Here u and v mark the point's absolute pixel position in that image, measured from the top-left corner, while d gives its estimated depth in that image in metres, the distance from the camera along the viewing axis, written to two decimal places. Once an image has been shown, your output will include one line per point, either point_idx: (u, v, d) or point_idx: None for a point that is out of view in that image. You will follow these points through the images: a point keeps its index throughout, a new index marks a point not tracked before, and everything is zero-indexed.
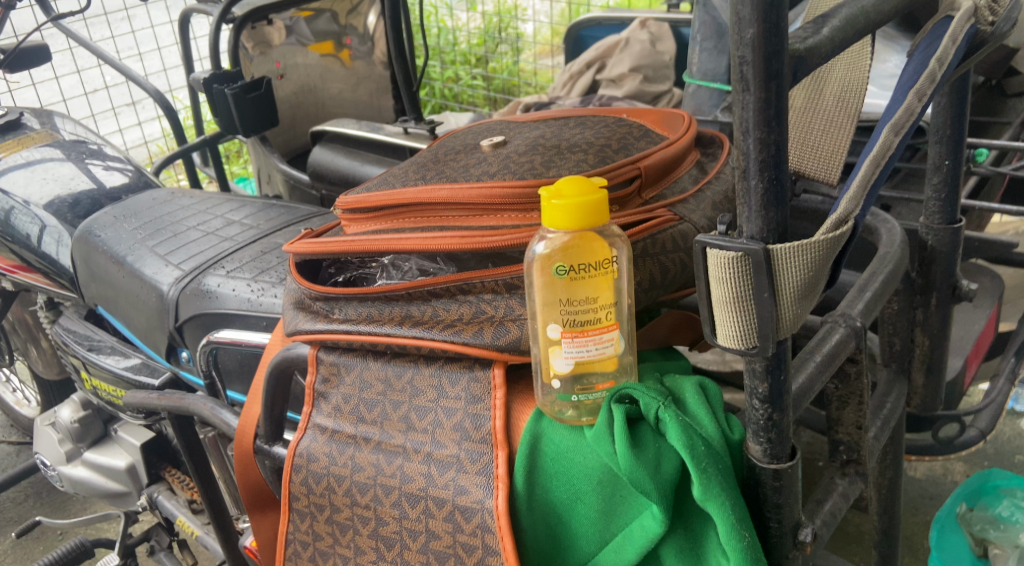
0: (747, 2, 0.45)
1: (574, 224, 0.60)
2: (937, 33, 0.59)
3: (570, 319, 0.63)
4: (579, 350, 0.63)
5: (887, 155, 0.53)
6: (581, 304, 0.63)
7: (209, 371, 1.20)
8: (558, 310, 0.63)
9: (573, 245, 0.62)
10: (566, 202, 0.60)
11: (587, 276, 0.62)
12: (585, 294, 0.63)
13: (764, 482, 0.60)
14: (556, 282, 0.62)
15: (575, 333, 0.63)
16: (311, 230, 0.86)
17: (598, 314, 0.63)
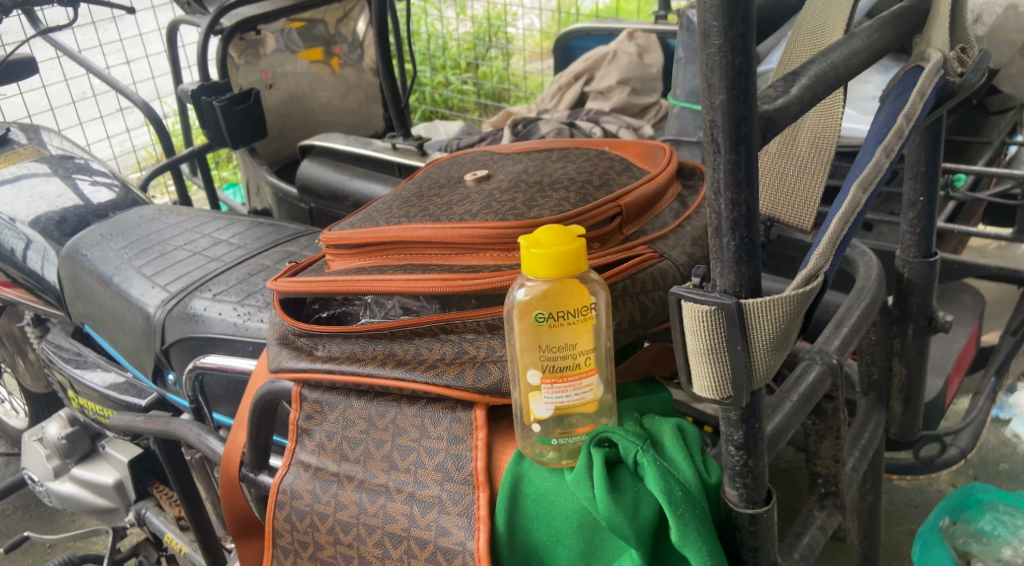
0: (717, 69, 0.47)
1: (553, 272, 0.62)
2: (908, 83, 0.64)
3: (550, 364, 0.64)
4: (559, 395, 0.64)
5: (857, 211, 0.57)
6: (560, 349, 0.64)
7: (196, 397, 1.20)
8: (538, 356, 0.64)
9: (552, 292, 0.64)
10: (545, 250, 0.61)
11: (567, 322, 0.64)
12: (565, 340, 0.64)
13: (740, 526, 0.62)
14: (536, 328, 0.64)
15: (554, 378, 0.64)
16: (295, 264, 0.87)
17: (576, 359, 0.64)
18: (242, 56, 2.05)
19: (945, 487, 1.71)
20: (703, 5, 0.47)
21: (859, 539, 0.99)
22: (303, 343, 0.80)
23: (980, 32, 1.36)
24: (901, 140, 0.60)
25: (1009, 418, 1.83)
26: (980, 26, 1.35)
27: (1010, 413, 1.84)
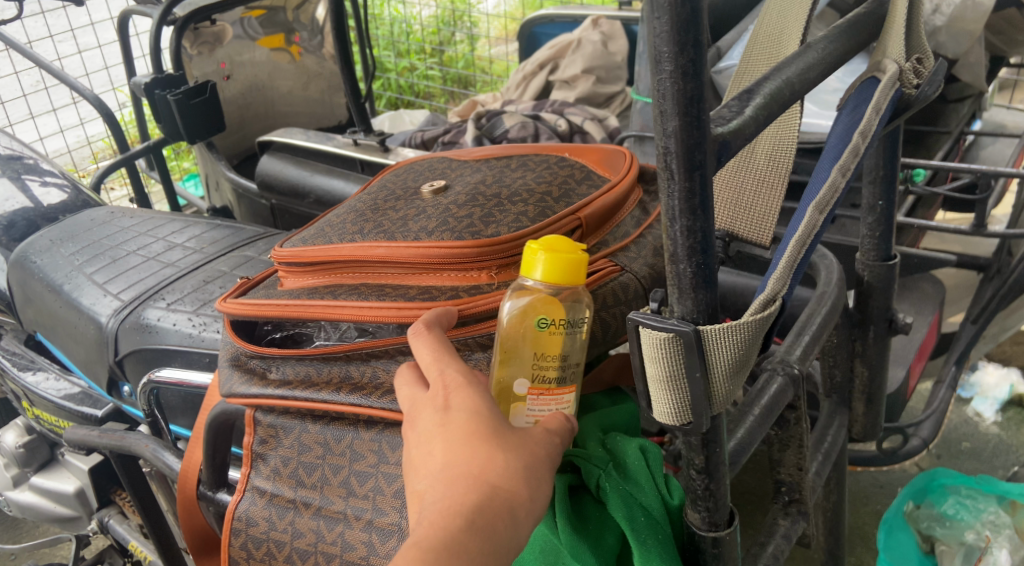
0: (669, 97, 0.47)
1: (562, 279, 0.62)
2: (865, 95, 0.67)
3: (541, 376, 0.64)
4: (540, 408, 0.65)
5: (812, 232, 0.58)
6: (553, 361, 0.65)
7: (151, 410, 1.14)
8: (533, 364, 0.64)
9: (554, 301, 0.64)
10: (557, 258, 0.62)
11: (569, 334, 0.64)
12: (556, 352, 0.64)
13: (703, 549, 0.62)
14: (540, 333, 0.64)
15: (546, 387, 0.65)
16: (248, 281, 0.86)
17: (565, 373, 0.65)
18: (195, 47, 1.98)
19: (909, 468, 1.71)
20: (652, 30, 0.46)
21: (823, 537, 0.99)
22: (256, 364, 0.78)
23: (939, 22, 1.35)
24: (856, 158, 0.61)
25: (971, 396, 1.85)
26: (939, 16, 1.35)
27: (972, 391, 1.85)
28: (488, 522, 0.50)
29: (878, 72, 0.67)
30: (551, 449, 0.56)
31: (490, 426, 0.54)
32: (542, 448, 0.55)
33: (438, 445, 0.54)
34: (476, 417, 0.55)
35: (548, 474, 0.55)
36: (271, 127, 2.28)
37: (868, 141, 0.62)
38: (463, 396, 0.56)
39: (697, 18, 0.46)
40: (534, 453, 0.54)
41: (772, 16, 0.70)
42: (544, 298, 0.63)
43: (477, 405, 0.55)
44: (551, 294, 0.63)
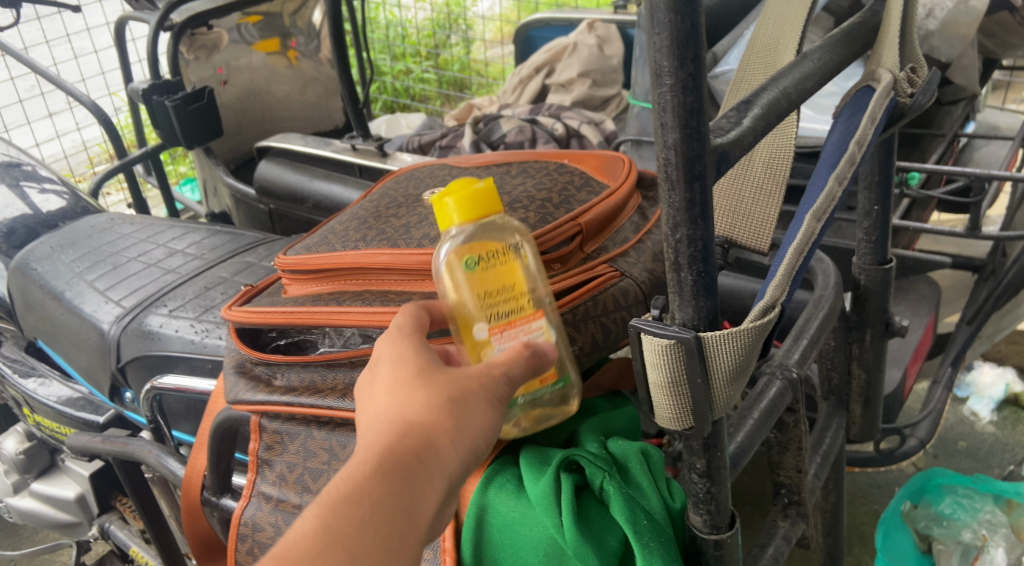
0: (669, 109, 0.48)
1: (475, 215, 0.64)
2: (860, 103, 0.68)
3: (494, 314, 0.65)
4: (510, 343, 0.65)
5: (811, 241, 0.59)
6: (500, 294, 0.65)
7: (154, 417, 1.16)
8: (479, 308, 0.64)
9: (475, 238, 0.65)
10: (461, 197, 0.64)
11: (501, 266, 0.65)
12: (500, 286, 0.65)
13: (705, 552, 0.63)
14: (471, 278, 0.64)
15: (502, 323, 0.65)
16: (252, 288, 0.86)
17: (519, 303, 0.65)
18: (191, 52, 1.98)
19: (907, 469, 1.72)
20: (653, 45, 0.47)
21: (822, 537, 1.00)
22: (260, 371, 0.79)
23: (932, 26, 1.37)
24: (853, 167, 0.62)
25: (967, 396, 1.86)
26: (931, 20, 1.36)
27: (968, 391, 1.87)
28: (408, 457, 0.54)
29: (873, 81, 0.68)
30: (486, 381, 0.59)
31: (417, 370, 0.58)
32: (475, 383, 0.58)
33: (372, 397, 0.58)
34: (405, 364, 0.59)
35: (480, 408, 0.58)
36: (269, 132, 2.29)
37: (864, 149, 0.63)
38: (398, 349, 0.60)
39: (696, 33, 0.47)
40: (461, 387, 0.58)
41: (769, 25, 0.71)
42: (462, 244, 0.64)
43: (401, 355, 0.60)
44: (472, 237, 0.64)
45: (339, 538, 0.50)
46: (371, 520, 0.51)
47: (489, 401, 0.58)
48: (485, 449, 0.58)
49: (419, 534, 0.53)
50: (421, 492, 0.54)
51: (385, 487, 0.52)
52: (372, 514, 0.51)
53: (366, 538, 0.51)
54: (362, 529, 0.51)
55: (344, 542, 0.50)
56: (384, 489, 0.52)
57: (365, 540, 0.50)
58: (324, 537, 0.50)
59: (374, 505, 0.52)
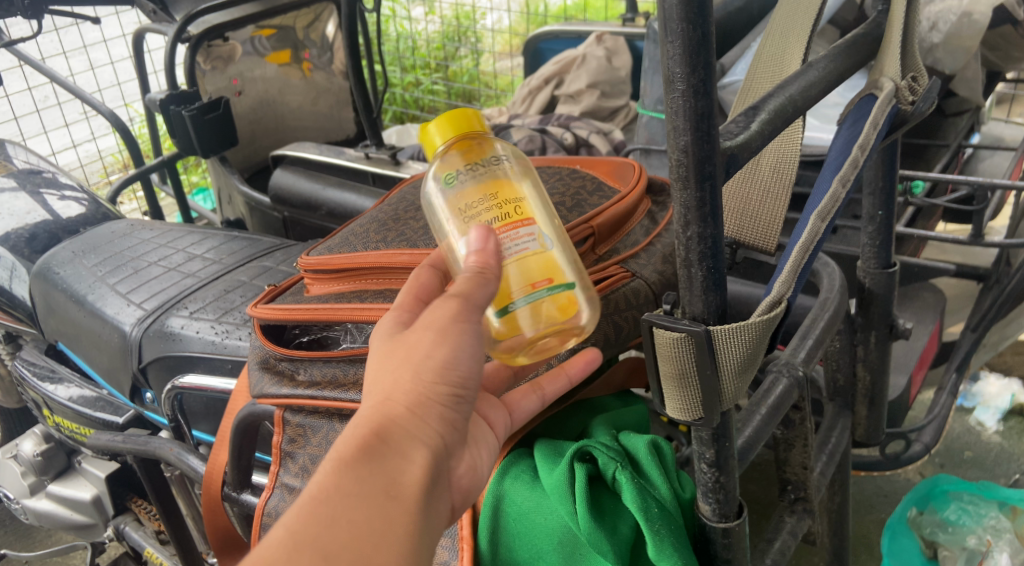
0: (681, 114, 0.51)
1: (459, 133, 0.71)
2: (863, 110, 0.71)
3: (476, 226, 0.67)
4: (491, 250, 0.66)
5: (816, 239, 0.62)
6: (480, 202, 0.68)
7: (175, 415, 1.22)
8: (463, 223, 0.68)
9: (461, 154, 0.71)
10: (445, 121, 0.72)
11: (485, 174, 0.69)
12: (485, 194, 0.68)
13: (714, 539, 0.66)
14: (456, 187, 0.69)
15: (485, 231, 0.67)
16: (275, 287, 0.90)
17: (501, 211, 0.67)
18: (208, 63, 2.02)
19: (912, 476, 1.74)
20: (666, 53, 0.50)
21: (828, 537, 1.02)
22: (284, 367, 0.82)
23: (935, 39, 1.40)
24: (856, 170, 0.65)
25: (973, 406, 1.87)
26: (935, 33, 1.40)
27: (974, 401, 1.87)
28: (372, 439, 0.56)
29: (876, 90, 0.71)
30: (433, 331, 0.61)
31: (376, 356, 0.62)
32: (424, 345, 0.61)
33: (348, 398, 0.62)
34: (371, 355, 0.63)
35: (433, 367, 0.59)
36: (282, 141, 2.32)
37: (868, 153, 0.66)
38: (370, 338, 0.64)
39: (706, 41, 0.50)
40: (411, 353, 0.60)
41: (775, 36, 0.74)
42: (448, 162, 0.71)
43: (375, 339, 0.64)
44: (456, 155, 0.71)
45: (313, 535, 0.51)
46: (344, 511, 0.53)
47: (445, 358, 0.60)
48: (450, 404, 0.60)
49: (401, 509, 0.54)
50: (392, 471, 0.55)
51: (355, 468, 0.54)
52: (346, 506, 0.53)
53: (342, 529, 0.52)
54: (336, 521, 0.52)
55: (318, 537, 0.51)
56: (353, 476, 0.54)
57: (342, 531, 0.52)
58: (297, 537, 0.51)
59: (345, 496, 0.53)
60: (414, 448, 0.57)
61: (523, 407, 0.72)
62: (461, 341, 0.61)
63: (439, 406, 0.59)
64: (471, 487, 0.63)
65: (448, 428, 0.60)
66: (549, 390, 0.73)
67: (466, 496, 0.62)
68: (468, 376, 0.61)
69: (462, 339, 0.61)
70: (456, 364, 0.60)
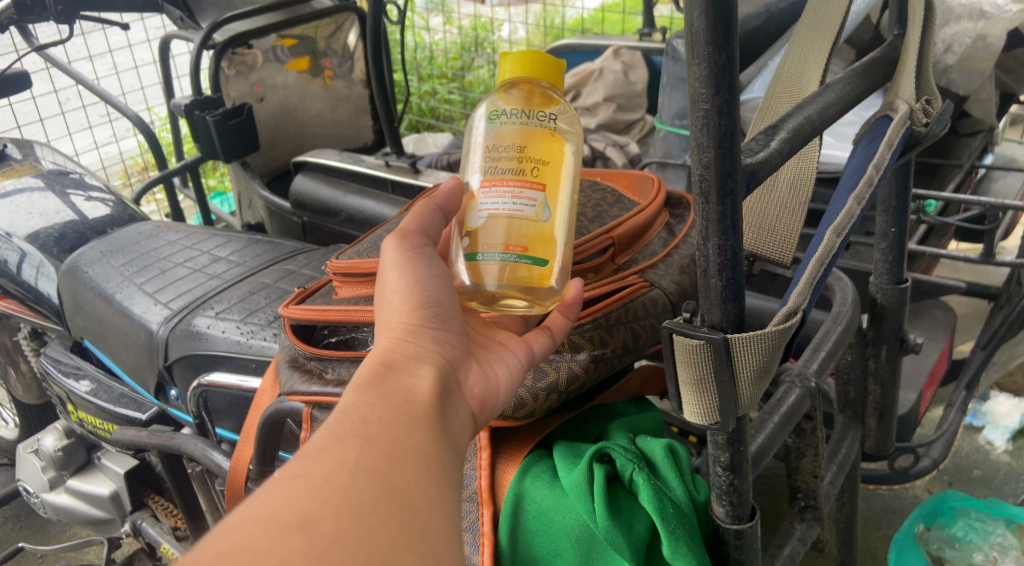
0: (704, 132, 0.54)
1: (529, 72, 0.75)
2: (879, 130, 0.74)
3: (493, 170, 0.72)
4: (492, 197, 0.71)
5: (831, 253, 0.64)
6: (508, 149, 0.72)
7: (200, 412, 1.25)
8: (485, 160, 0.73)
9: (517, 92, 0.75)
10: (524, 55, 0.75)
11: (525, 127, 0.73)
12: (513, 143, 0.72)
13: (727, 540, 0.69)
14: (492, 130, 0.74)
15: (498, 177, 0.71)
16: (304, 288, 0.94)
17: (519, 168, 0.71)
18: (232, 68, 2.04)
19: (920, 493, 1.75)
20: (692, 74, 0.53)
21: (837, 547, 1.04)
22: (313, 366, 0.87)
23: (950, 61, 1.44)
24: (870, 188, 0.68)
25: (982, 425, 1.88)
26: (950, 55, 1.43)
27: (983, 420, 1.89)
28: (377, 367, 0.61)
29: (891, 111, 0.74)
30: (393, 269, 0.69)
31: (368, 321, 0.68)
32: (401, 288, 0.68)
33: None
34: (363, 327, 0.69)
35: (404, 297, 0.67)
36: (302, 147, 2.36)
37: (882, 172, 0.69)
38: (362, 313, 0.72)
39: (731, 64, 0.52)
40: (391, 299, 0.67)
41: (794, 58, 0.77)
42: (505, 97, 0.75)
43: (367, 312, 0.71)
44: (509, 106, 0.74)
45: (353, 431, 0.55)
46: (370, 415, 0.57)
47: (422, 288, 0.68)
48: (435, 328, 0.67)
49: (420, 408, 0.59)
50: (404, 386, 0.60)
51: (370, 389, 0.59)
52: (373, 413, 0.57)
53: (374, 426, 0.56)
54: (367, 422, 0.56)
55: (358, 436, 0.55)
56: (371, 393, 0.59)
57: (375, 425, 0.55)
58: (337, 439, 0.54)
59: (371, 406, 0.57)
60: (415, 365, 0.63)
61: (539, 343, 0.74)
62: (432, 276, 0.69)
63: (425, 328, 0.66)
64: (486, 395, 0.68)
65: (439, 344, 0.66)
66: (558, 330, 0.75)
67: (483, 403, 0.67)
68: (436, 294, 0.68)
69: (418, 265, 0.69)
70: (424, 288, 0.68)
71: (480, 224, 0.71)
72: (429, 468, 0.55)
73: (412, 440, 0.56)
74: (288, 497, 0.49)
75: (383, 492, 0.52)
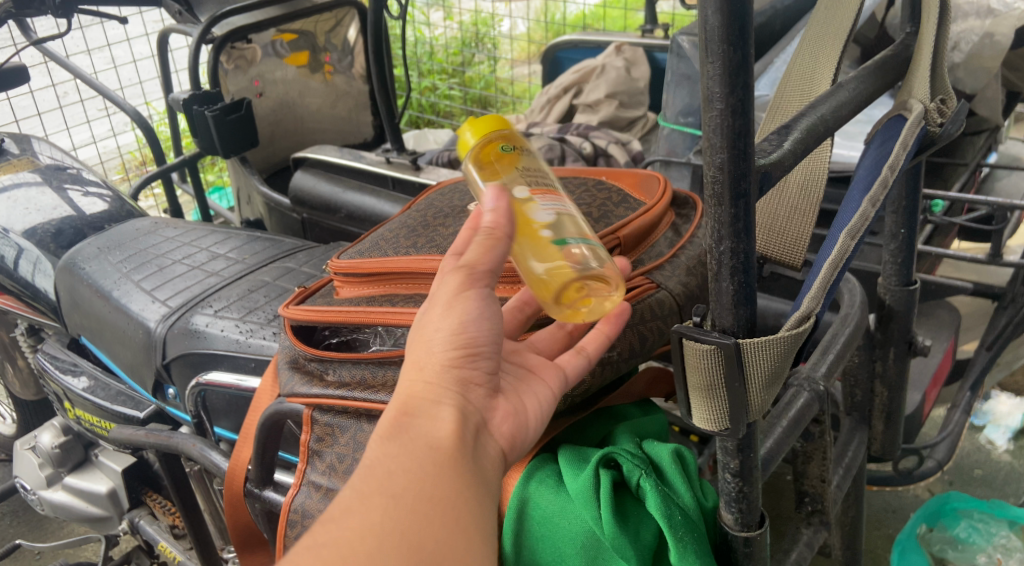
0: (718, 132, 0.53)
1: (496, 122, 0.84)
2: (892, 130, 0.73)
3: (532, 184, 0.77)
4: (548, 201, 0.75)
5: (845, 255, 0.63)
6: (534, 172, 0.79)
7: (198, 411, 1.23)
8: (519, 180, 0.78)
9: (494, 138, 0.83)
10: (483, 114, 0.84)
11: (530, 158, 0.81)
12: (532, 167, 0.80)
13: (735, 548, 0.67)
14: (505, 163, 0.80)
15: (540, 187, 0.77)
16: (305, 288, 0.92)
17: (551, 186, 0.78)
18: (231, 63, 2.03)
19: (921, 493, 1.74)
20: (705, 73, 0.52)
21: (841, 550, 1.03)
22: (314, 367, 0.86)
23: (957, 58, 1.43)
24: (885, 189, 0.66)
25: (984, 424, 1.87)
26: (957, 52, 1.43)
27: (985, 419, 1.88)
28: (400, 415, 0.60)
29: (904, 111, 0.73)
30: (441, 306, 0.64)
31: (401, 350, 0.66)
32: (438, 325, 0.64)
33: None
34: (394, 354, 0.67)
35: (439, 336, 0.63)
36: (301, 143, 2.34)
37: (896, 173, 0.67)
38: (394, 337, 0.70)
39: (746, 62, 0.51)
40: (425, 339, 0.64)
41: (806, 55, 0.76)
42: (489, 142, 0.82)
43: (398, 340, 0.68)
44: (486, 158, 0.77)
45: (376, 490, 0.55)
46: (394, 470, 0.56)
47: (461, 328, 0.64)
48: (468, 366, 0.64)
49: (444, 459, 0.58)
50: (429, 432, 0.59)
51: (395, 439, 0.58)
52: (398, 467, 0.56)
53: (399, 481, 0.56)
54: (391, 478, 0.56)
55: (380, 495, 0.55)
56: (393, 445, 0.58)
57: (399, 481, 0.56)
58: (362, 499, 0.55)
59: (394, 459, 0.57)
60: (437, 408, 0.61)
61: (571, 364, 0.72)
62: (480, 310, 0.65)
63: (454, 367, 0.63)
64: (516, 431, 0.66)
65: (466, 384, 0.63)
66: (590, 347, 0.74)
67: (512, 440, 0.65)
68: (477, 334, 0.64)
69: (466, 303, 0.64)
70: (465, 328, 0.64)
71: (547, 219, 0.74)
72: (455, 523, 0.55)
73: (437, 492, 0.56)
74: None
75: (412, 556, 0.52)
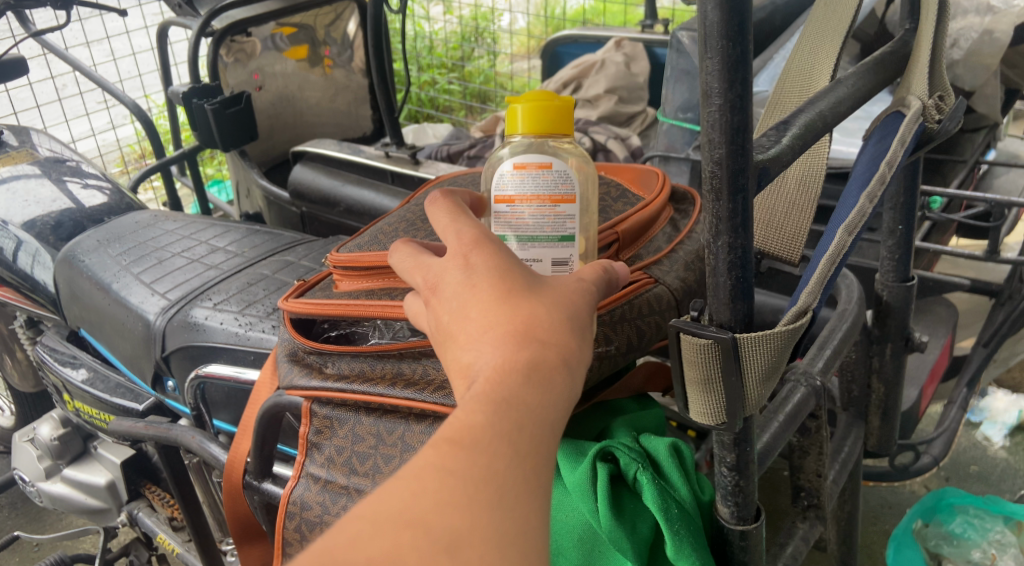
0: (717, 128, 0.53)
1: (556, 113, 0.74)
2: (890, 127, 0.73)
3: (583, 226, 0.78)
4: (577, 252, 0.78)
5: (842, 252, 0.63)
6: None
7: (197, 405, 1.24)
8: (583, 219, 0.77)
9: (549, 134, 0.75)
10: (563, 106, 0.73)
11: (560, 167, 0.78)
12: None
13: (732, 541, 0.68)
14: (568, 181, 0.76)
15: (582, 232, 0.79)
16: (304, 281, 0.93)
17: None
18: (230, 56, 2.02)
19: (917, 489, 1.75)
20: (705, 68, 0.52)
21: (836, 545, 1.03)
22: (313, 360, 0.86)
23: (956, 55, 1.43)
24: (882, 185, 0.66)
25: (980, 421, 1.88)
26: (956, 49, 1.43)
27: (981, 416, 1.88)
28: (540, 380, 0.50)
29: (903, 107, 0.73)
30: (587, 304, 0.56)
31: (516, 282, 0.54)
32: (578, 299, 0.56)
33: (473, 309, 0.53)
34: (498, 276, 0.55)
35: (579, 315, 0.55)
36: (300, 136, 2.33)
37: (894, 169, 0.68)
38: (485, 255, 0.56)
39: (745, 58, 0.51)
40: (571, 301, 0.55)
41: (806, 50, 0.76)
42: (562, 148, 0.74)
43: (491, 263, 0.55)
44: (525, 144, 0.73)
45: (509, 452, 0.47)
46: (524, 439, 0.48)
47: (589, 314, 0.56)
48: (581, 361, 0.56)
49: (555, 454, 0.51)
50: (557, 406, 0.51)
51: (533, 401, 0.49)
52: (522, 434, 0.48)
53: (528, 453, 0.48)
54: (522, 439, 0.48)
55: (511, 459, 0.47)
56: (528, 409, 0.49)
57: (530, 449, 0.48)
58: (493, 457, 0.47)
59: (528, 427, 0.49)
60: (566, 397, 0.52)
61: None
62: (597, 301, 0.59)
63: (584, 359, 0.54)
64: None
65: None
66: None
67: None
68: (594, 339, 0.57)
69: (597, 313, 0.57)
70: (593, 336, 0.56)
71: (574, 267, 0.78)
72: None
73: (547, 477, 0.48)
74: (411, 516, 0.43)
75: (513, 536, 0.45)
